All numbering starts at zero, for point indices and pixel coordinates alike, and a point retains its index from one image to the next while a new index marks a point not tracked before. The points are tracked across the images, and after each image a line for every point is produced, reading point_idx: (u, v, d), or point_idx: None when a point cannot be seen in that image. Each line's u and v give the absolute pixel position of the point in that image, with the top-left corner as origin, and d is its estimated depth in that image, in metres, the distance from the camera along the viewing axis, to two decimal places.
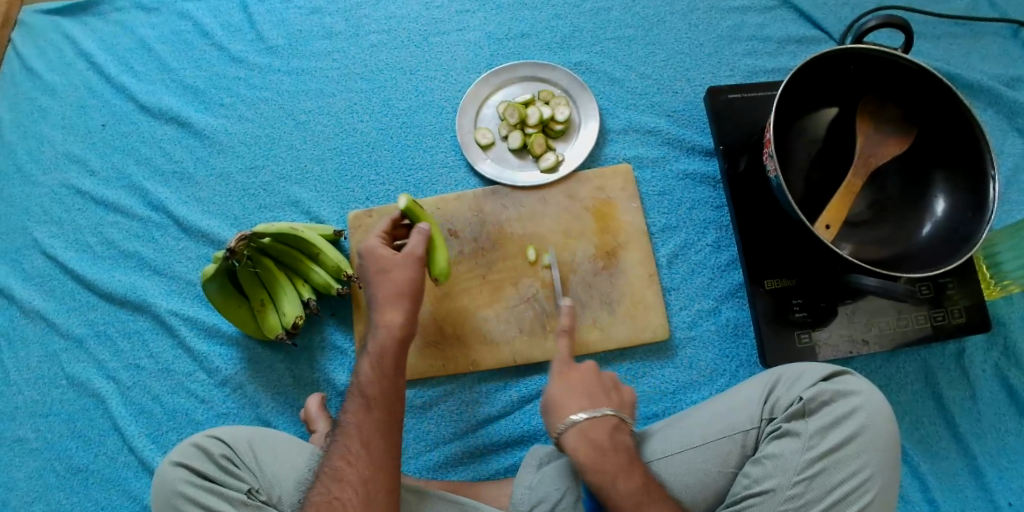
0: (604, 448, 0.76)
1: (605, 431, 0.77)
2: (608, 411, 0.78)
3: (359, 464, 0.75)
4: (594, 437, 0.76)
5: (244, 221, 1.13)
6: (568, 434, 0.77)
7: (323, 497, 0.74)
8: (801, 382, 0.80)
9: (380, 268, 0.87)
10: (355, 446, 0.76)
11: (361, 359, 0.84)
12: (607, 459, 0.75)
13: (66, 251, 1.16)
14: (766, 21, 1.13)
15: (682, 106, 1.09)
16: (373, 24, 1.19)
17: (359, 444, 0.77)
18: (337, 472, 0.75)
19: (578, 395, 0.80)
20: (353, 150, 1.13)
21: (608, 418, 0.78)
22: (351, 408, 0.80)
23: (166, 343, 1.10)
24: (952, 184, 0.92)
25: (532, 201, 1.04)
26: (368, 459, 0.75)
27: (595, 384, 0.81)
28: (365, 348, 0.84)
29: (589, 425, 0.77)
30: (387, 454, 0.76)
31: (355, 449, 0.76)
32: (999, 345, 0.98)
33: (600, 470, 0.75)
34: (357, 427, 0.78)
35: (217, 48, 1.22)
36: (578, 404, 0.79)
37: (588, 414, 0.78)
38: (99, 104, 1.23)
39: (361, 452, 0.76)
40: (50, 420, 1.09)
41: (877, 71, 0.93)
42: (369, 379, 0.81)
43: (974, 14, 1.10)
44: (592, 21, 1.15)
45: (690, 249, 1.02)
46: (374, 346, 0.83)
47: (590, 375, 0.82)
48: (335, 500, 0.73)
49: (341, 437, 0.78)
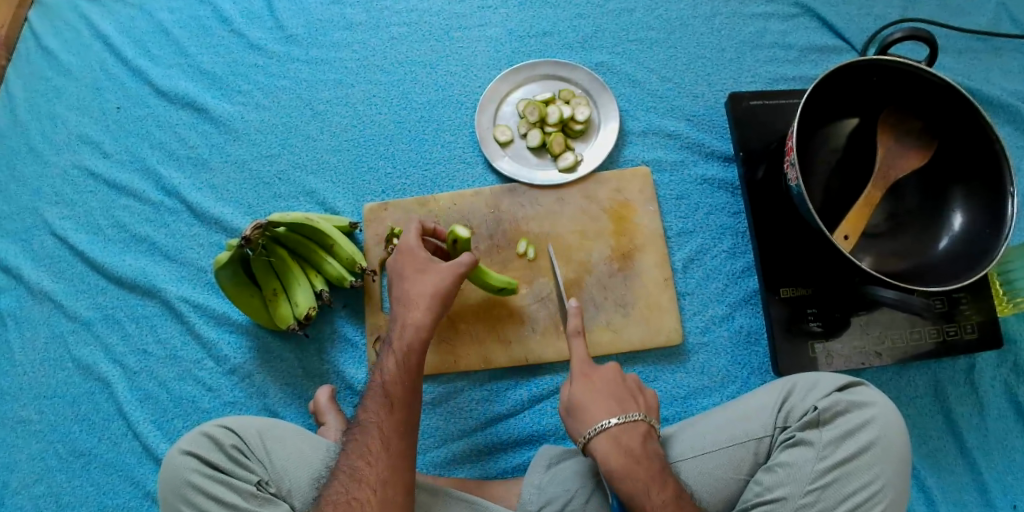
0: (637, 455, 0.75)
1: (637, 438, 0.76)
2: (637, 416, 0.78)
3: (378, 463, 0.75)
4: (625, 444, 0.76)
5: (258, 210, 1.12)
6: (598, 440, 0.76)
7: (340, 497, 0.72)
8: (815, 391, 0.80)
9: (419, 267, 0.88)
10: (375, 445, 0.76)
11: (382, 355, 0.84)
12: (640, 467, 0.74)
13: (76, 233, 1.15)
14: (788, 29, 1.12)
15: (702, 111, 1.09)
16: (393, 16, 1.19)
17: (378, 443, 0.76)
18: (356, 471, 0.74)
19: (606, 400, 0.79)
20: (370, 142, 1.13)
21: (639, 422, 0.78)
22: (370, 405, 0.80)
23: (175, 329, 1.10)
24: (970, 199, 0.92)
25: (549, 201, 1.03)
26: (388, 458, 0.75)
27: (620, 388, 0.81)
28: (390, 345, 0.84)
29: (620, 430, 0.76)
30: (405, 453, 0.76)
31: (376, 448, 0.76)
32: (1009, 362, 0.98)
33: (632, 478, 0.73)
34: (377, 425, 0.77)
35: (236, 34, 1.21)
36: (606, 409, 0.78)
37: (619, 420, 0.77)
38: (114, 87, 1.22)
39: (381, 451, 0.75)
40: (55, 402, 1.09)
41: (900, 83, 0.93)
42: (392, 377, 0.80)
43: (996, 30, 1.10)
44: (614, 22, 1.14)
45: (706, 255, 1.02)
46: (400, 344, 0.83)
47: (614, 379, 0.82)
48: (353, 499, 0.72)
49: (360, 434, 0.77)
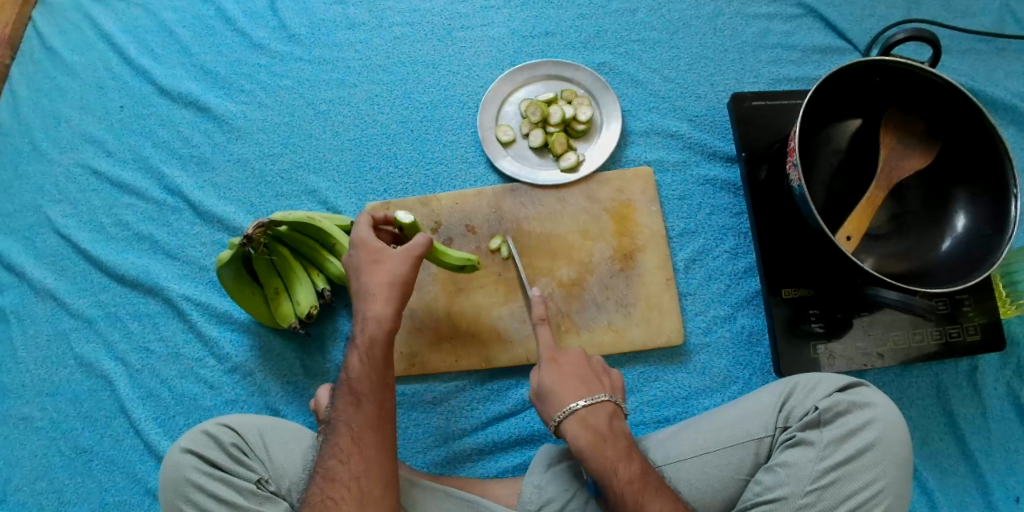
0: (604, 435, 0.76)
1: (604, 418, 0.77)
2: (603, 396, 0.79)
3: (352, 461, 0.75)
4: (594, 424, 0.77)
5: (260, 208, 1.13)
6: (567, 421, 0.77)
7: (317, 497, 0.74)
8: (817, 392, 0.80)
9: (374, 257, 0.84)
10: (345, 443, 0.76)
11: (347, 352, 0.82)
12: (607, 445, 0.75)
13: (79, 231, 1.16)
14: (792, 30, 1.12)
15: (705, 111, 1.09)
16: (396, 16, 1.19)
17: (348, 441, 0.76)
18: (330, 471, 0.75)
19: (572, 379, 0.80)
20: (372, 141, 1.13)
21: (605, 403, 0.79)
22: (339, 405, 0.79)
23: (177, 327, 1.10)
24: (973, 201, 0.91)
25: (550, 200, 1.03)
26: (360, 455, 0.75)
27: (585, 369, 0.82)
28: (352, 340, 0.82)
29: (588, 411, 0.77)
30: (378, 448, 0.76)
31: (345, 448, 0.76)
32: (1012, 364, 0.98)
33: (599, 456, 0.74)
34: (347, 424, 0.77)
35: (239, 33, 1.22)
36: (573, 391, 0.79)
37: (587, 401, 0.78)
38: (118, 86, 1.22)
39: (352, 449, 0.75)
40: (57, 399, 1.09)
41: (903, 84, 0.93)
42: (358, 374, 0.79)
43: (1001, 32, 1.10)
44: (617, 22, 1.14)
45: (708, 255, 1.02)
46: (360, 340, 0.81)
47: (580, 361, 0.82)
48: (329, 499, 0.73)
49: (331, 434, 0.78)
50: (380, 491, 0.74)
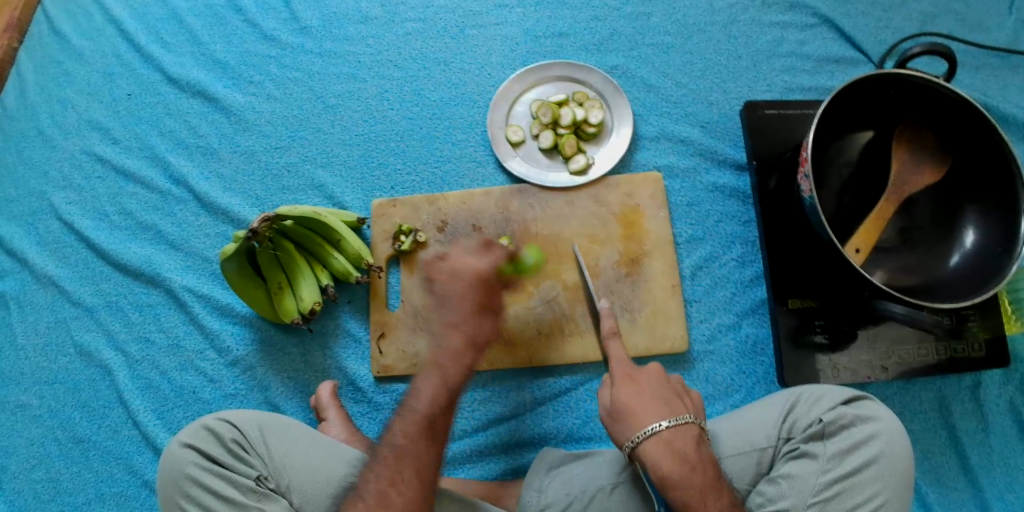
0: (692, 462, 0.74)
1: (690, 443, 0.75)
2: (688, 419, 0.77)
3: (408, 490, 0.73)
4: (678, 449, 0.75)
5: (266, 202, 1.12)
6: (648, 443, 0.75)
7: None
8: (820, 404, 0.80)
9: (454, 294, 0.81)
10: (405, 472, 0.74)
11: (420, 377, 0.80)
12: (695, 474, 0.73)
13: (82, 218, 1.15)
14: (806, 39, 1.12)
15: (717, 118, 1.08)
16: (409, 12, 1.18)
17: (410, 471, 0.74)
18: (385, 498, 0.72)
19: (652, 399, 0.78)
20: (380, 137, 1.12)
21: (690, 425, 0.77)
22: (406, 428, 0.76)
23: (178, 318, 1.09)
24: (983, 217, 0.91)
25: (558, 202, 1.03)
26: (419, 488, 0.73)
27: (667, 389, 0.80)
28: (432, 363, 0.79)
29: (672, 434, 0.75)
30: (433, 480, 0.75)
31: (406, 475, 0.74)
32: (1015, 381, 0.98)
33: (687, 485, 0.73)
34: (412, 452, 0.75)
35: (250, 24, 1.21)
36: (656, 411, 0.77)
37: (670, 423, 0.76)
38: (126, 73, 1.21)
39: (411, 479, 0.74)
40: (55, 388, 1.08)
41: (917, 97, 0.92)
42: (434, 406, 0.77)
43: (1014, 48, 1.09)
44: (630, 26, 1.13)
45: (715, 263, 1.01)
46: (437, 370, 0.79)
47: (658, 379, 0.81)
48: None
49: (393, 459, 0.75)
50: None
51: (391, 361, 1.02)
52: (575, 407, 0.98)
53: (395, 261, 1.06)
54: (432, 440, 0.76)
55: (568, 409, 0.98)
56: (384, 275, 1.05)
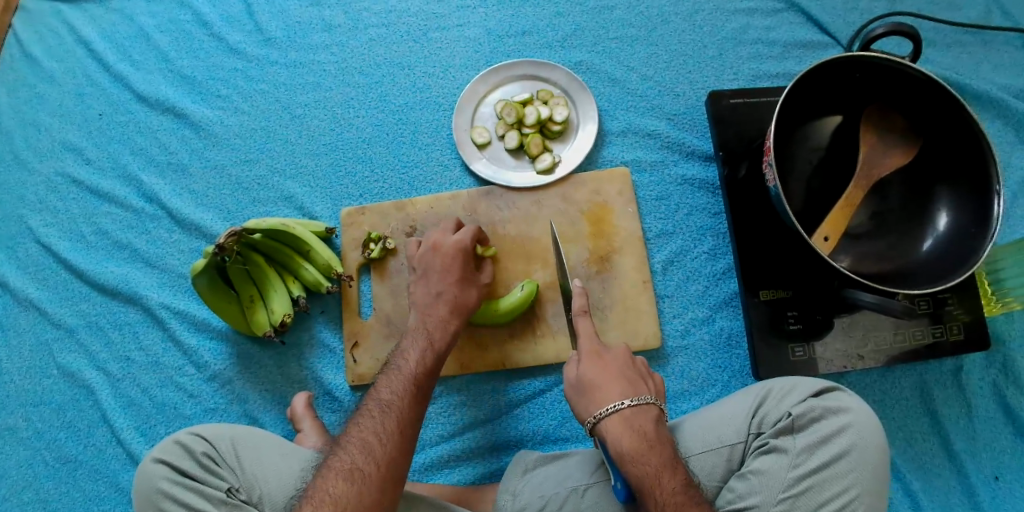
0: (651, 440, 0.75)
1: (649, 422, 0.77)
2: (649, 399, 0.79)
3: (389, 439, 0.75)
4: (638, 427, 0.76)
5: (237, 215, 1.12)
6: (609, 421, 0.77)
7: (343, 464, 0.72)
8: (791, 397, 0.78)
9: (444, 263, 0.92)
10: (387, 423, 0.76)
11: (407, 341, 0.87)
12: (653, 451, 0.74)
13: (59, 239, 1.16)
14: (772, 25, 1.10)
15: (684, 110, 1.07)
16: (372, 18, 1.18)
17: (393, 421, 0.77)
18: (367, 444, 0.74)
19: (616, 379, 0.80)
20: (347, 146, 1.12)
21: (650, 406, 0.78)
22: (394, 387, 0.81)
23: (157, 336, 1.10)
24: (956, 197, 0.89)
25: (526, 203, 1.02)
26: (397, 437, 0.75)
27: (631, 371, 0.82)
28: (420, 328, 0.89)
29: (632, 412, 0.77)
30: (410, 435, 0.77)
31: (391, 426, 0.76)
32: (997, 363, 0.96)
33: (644, 461, 0.73)
34: (396, 405, 0.78)
35: (216, 38, 1.21)
36: (619, 391, 0.79)
37: (632, 402, 0.78)
38: (96, 93, 1.22)
39: (393, 429, 0.76)
40: (41, 409, 1.09)
41: (884, 80, 0.90)
42: (417, 368, 0.83)
43: (986, 23, 1.07)
44: (594, 20, 1.12)
45: (686, 256, 1.00)
46: (426, 334, 0.88)
47: (623, 361, 0.83)
48: (357, 469, 0.72)
49: (377, 411, 0.78)
50: (399, 475, 0.74)
51: (366, 369, 1.02)
52: (551, 408, 0.98)
53: (367, 269, 1.06)
54: (415, 400, 0.81)
55: (543, 410, 0.98)
56: (355, 284, 1.05)
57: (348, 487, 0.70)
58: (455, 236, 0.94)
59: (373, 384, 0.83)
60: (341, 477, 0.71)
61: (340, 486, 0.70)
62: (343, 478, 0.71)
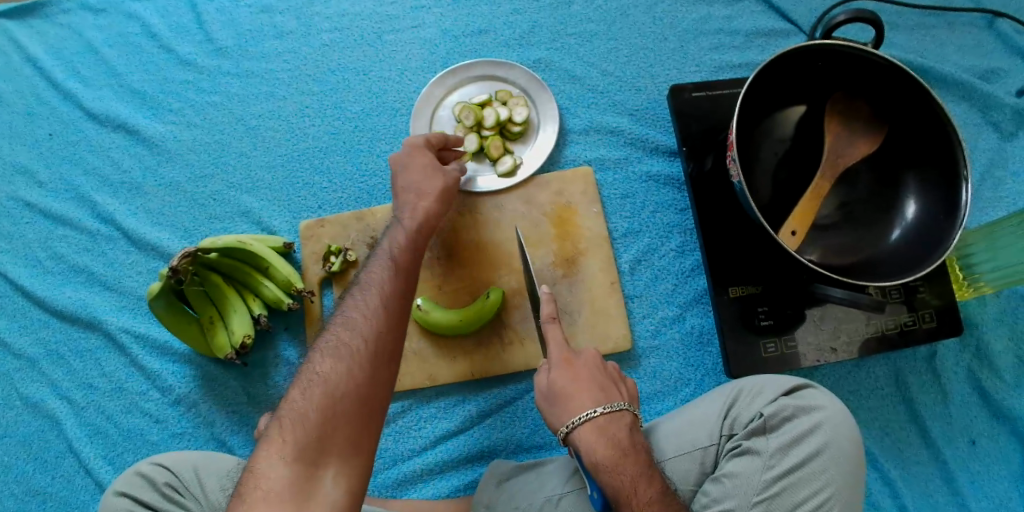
0: (625, 448, 0.73)
1: (624, 429, 0.75)
2: (622, 406, 0.77)
3: (377, 316, 0.69)
4: (612, 435, 0.74)
5: (194, 233, 1.09)
6: (581, 430, 0.75)
7: (330, 343, 0.68)
8: (762, 397, 0.76)
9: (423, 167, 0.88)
10: (374, 302, 0.71)
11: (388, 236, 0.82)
12: (628, 461, 0.73)
13: (14, 266, 1.13)
14: (732, 14, 1.08)
15: (646, 105, 1.05)
16: (325, 22, 1.14)
17: (380, 298, 0.71)
18: (352, 322, 0.69)
19: (587, 386, 0.78)
20: (304, 156, 1.09)
21: (623, 413, 0.77)
22: (376, 268, 0.75)
23: (118, 361, 1.07)
24: (924, 184, 0.88)
25: (488, 207, 0.99)
26: (384, 313, 0.70)
27: (602, 375, 0.80)
28: (399, 224, 0.82)
29: (606, 420, 0.75)
30: (402, 313, 0.72)
31: (376, 303, 0.71)
32: (971, 347, 0.95)
33: (620, 471, 0.72)
34: (381, 282, 0.73)
35: (166, 50, 1.18)
36: (591, 397, 0.77)
37: (605, 409, 0.76)
38: (45, 112, 1.19)
39: (379, 305, 0.71)
40: (4, 442, 1.06)
41: (846, 67, 0.89)
42: (399, 249, 0.78)
43: (948, 4, 1.05)
44: (551, 16, 1.10)
45: (654, 254, 0.98)
46: (406, 228, 0.81)
47: (596, 367, 0.81)
48: (347, 347, 0.67)
49: (361, 291, 0.72)
50: (393, 350, 0.68)
51: None
52: (523, 415, 0.96)
53: (328, 283, 1.03)
54: (404, 281, 0.75)
55: (514, 419, 0.96)
56: (317, 299, 1.02)
57: (338, 365, 0.65)
58: (457, 173, 0.89)
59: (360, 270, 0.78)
60: (331, 356, 0.66)
61: (330, 363, 0.65)
62: (332, 358, 0.66)
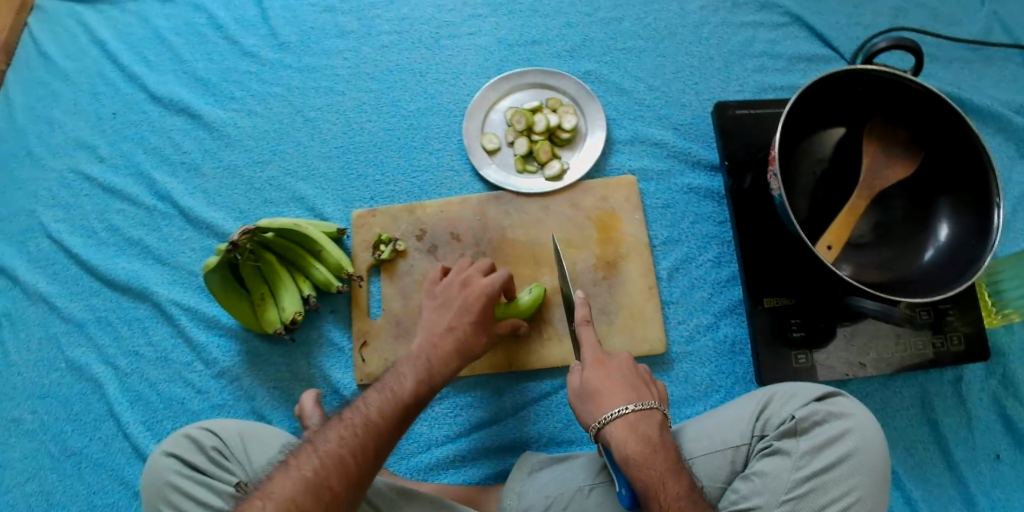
0: (655, 444, 0.76)
1: (654, 427, 0.78)
2: (653, 404, 0.79)
3: (365, 460, 0.71)
4: (643, 432, 0.77)
5: (248, 215, 1.14)
6: (613, 425, 0.77)
7: (313, 475, 0.68)
8: (794, 401, 0.79)
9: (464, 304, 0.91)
10: (367, 445, 0.72)
11: (406, 366, 0.84)
12: (657, 456, 0.75)
13: (70, 235, 1.18)
14: (777, 38, 1.12)
15: (690, 120, 1.09)
16: (385, 25, 1.20)
17: (373, 443, 0.73)
18: (343, 461, 0.70)
19: (620, 385, 0.81)
20: (359, 149, 1.14)
21: (654, 411, 0.79)
22: (383, 406, 0.77)
23: (165, 332, 1.12)
24: (957, 209, 0.91)
25: (535, 208, 1.04)
26: (371, 458, 0.72)
27: (634, 377, 0.82)
28: (423, 360, 0.85)
29: (637, 418, 0.78)
30: (384, 456, 0.74)
31: (370, 445, 0.72)
32: (997, 374, 0.97)
33: (649, 467, 0.74)
34: (378, 421, 0.75)
35: (230, 41, 1.24)
36: (623, 396, 0.79)
37: (636, 406, 0.78)
38: (110, 92, 1.25)
39: (372, 452, 0.72)
40: (47, 402, 1.11)
41: (886, 93, 0.92)
42: (410, 392, 0.80)
43: (988, 40, 1.09)
44: (603, 31, 1.15)
45: (691, 263, 1.02)
46: (426, 365, 0.84)
47: (627, 367, 0.83)
48: (326, 488, 0.68)
49: (360, 428, 0.73)
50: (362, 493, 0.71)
51: (374, 369, 1.04)
52: (556, 410, 0.99)
53: (376, 270, 1.08)
54: (400, 424, 0.77)
55: (548, 413, 0.99)
56: (365, 285, 1.07)
57: (313, 505, 0.66)
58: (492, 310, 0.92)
59: (360, 394, 0.79)
60: (307, 490, 0.67)
61: (303, 501, 0.66)
62: (307, 492, 0.67)
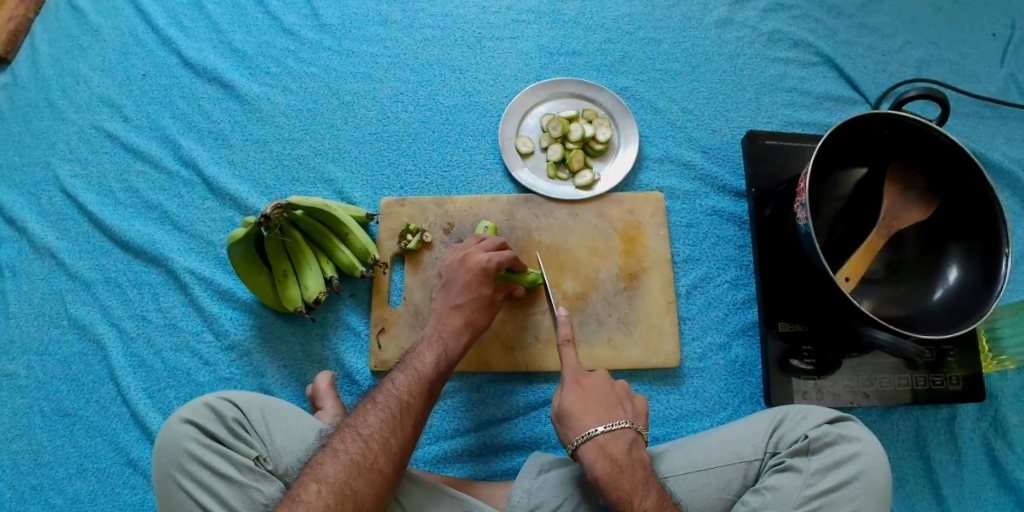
0: (620, 464, 0.78)
1: (622, 446, 0.79)
2: (622, 423, 0.81)
3: (406, 441, 0.78)
4: (611, 453, 0.79)
5: (275, 191, 1.14)
6: (585, 447, 0.80)
7: (362, 460, 0.74)
8: (806, 422, 0.82)
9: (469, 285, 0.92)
10: (404, 426, 0.78)
11: (423, 345, 0.88)
12: (624, 476, 0.77)
13: (86, 192, 1.17)
14: (807, 76, 1.17)
15: (719, 144, 1.13)
16: (429, 19, 1.22)
17: (410, 424, 0.79)
18: (388, 445, 0.76)
19: (596, 406, 0.83)
20: (392, 138, 1.15)
21: (625, 430, 0.81)
22: (411, 386, 0.82)
23: (177, 299, 1.11)
24: (965, 249, 0.95)
25: (563, 214, 1.06)
26: (410, 437, 0.78)
27: (608, 396, 0.84)
28: (438, 339, 0.89)
29: (606, 439, 0.80)
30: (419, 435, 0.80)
31: (406, 424, 0.78)
32: (989, 416, 1.02)
33: (617, 485, 0.76)
34: (412, 402, 0.80)
35: (271, 17, 1.25)
36: (594, 417, 0.81)
37: (606, 428, 0.80)
38: (141, 53, 1.25)
39: (410, 432, 0.78)
40: (44, 359, 1.09)
41: (909, 139, 0.96)
42: (433, 368, 0.85)
43: (1004, 99, 1.15)
44: (641, 50, 1.18)
45: (709, 283, 1.05)
46: (441, 342, 0.89)
47: (603, 388, 0.85)
48: (376, 470, 0.74)
49: (396, 410, 0.79)
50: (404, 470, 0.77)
51: (389, 356, 1.04)
52: None
53: (399, 259, 1.09)
54: (428, 400, 0.83)
55: None
56: (388, 272, 1.08)
57: (366, 486, 0.72)
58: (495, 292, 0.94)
59: (386, 376, 0.84)
60: (360, 474, 0.73)
61: (359, 484, 0.72)
62: (360, 475, 0.73)
